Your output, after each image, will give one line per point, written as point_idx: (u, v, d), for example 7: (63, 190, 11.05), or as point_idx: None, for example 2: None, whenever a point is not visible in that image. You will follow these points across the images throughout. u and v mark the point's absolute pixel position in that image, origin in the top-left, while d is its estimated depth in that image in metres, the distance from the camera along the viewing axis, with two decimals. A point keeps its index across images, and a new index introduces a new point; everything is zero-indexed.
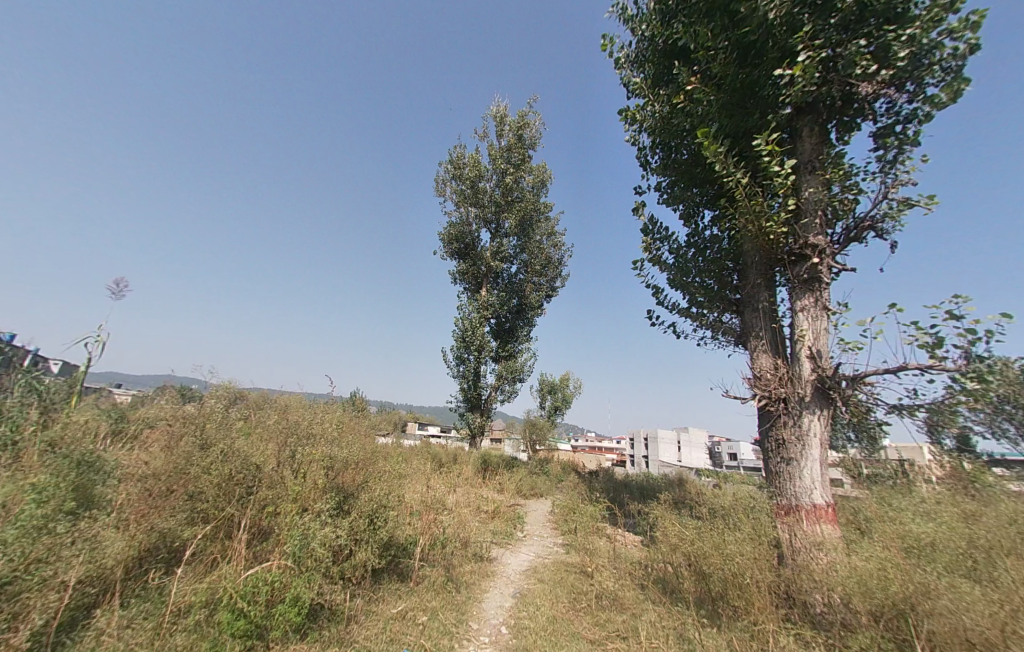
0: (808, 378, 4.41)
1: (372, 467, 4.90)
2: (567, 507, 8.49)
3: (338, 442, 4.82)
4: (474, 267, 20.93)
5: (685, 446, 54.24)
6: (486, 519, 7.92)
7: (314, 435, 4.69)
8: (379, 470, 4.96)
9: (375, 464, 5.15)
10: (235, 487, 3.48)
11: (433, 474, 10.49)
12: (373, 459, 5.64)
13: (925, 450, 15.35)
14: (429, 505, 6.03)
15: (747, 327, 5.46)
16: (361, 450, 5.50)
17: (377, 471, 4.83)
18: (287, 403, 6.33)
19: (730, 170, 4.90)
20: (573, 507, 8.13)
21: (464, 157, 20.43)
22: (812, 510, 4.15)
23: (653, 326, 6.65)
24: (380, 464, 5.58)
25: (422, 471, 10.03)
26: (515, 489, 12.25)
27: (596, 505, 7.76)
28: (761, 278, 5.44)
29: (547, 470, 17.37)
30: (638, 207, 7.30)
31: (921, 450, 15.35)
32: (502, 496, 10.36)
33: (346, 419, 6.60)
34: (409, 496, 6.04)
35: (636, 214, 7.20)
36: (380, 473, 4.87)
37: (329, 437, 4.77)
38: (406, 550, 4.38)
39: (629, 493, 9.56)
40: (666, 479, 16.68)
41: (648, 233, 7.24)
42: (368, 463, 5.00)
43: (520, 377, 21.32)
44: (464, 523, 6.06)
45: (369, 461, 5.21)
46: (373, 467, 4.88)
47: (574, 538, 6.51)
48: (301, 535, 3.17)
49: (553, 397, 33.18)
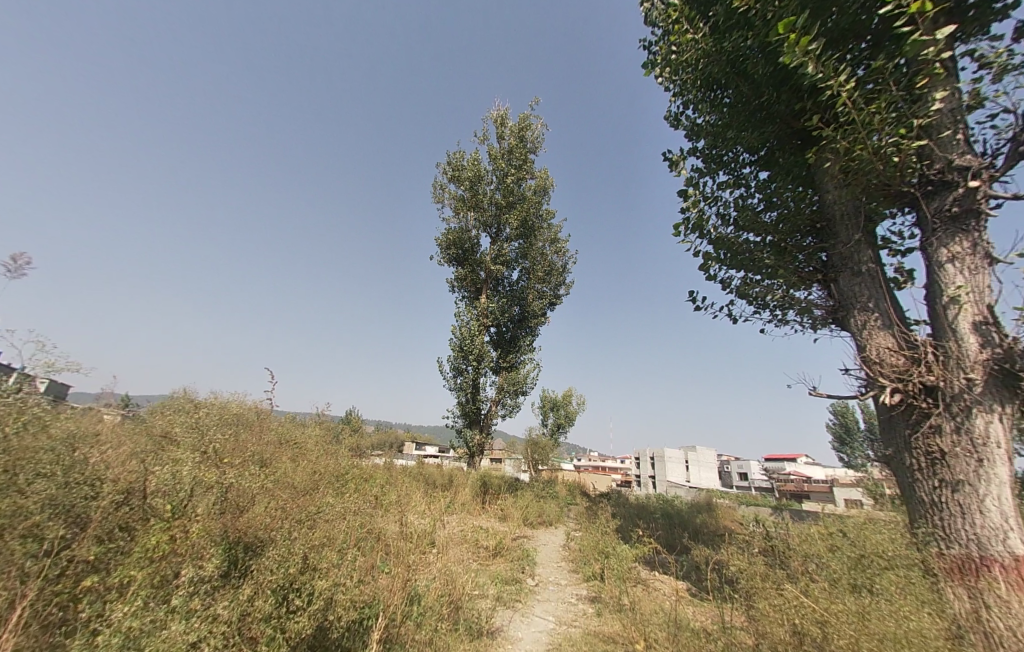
0: (977, 357, 2.91)
1: (317, 501, 3.33)
2: (587, 547, 6.75)
3: (267, 465, 3.27)
4: (473, 273, 19.62)
5: (693, 467, 51.92)
6: (486, 564, 6.17)
7: (228, 449, 3.13)
8: (328, 503, 3.38)
9: (324, 496, 3.55)
10: (25, 542, 1.97)
11: (423, 502, 8.78)
12: (327, 490, 4.02)
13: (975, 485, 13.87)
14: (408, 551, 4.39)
15: (843, 298, 4.02)
16: (306, 479, 3.89)
17: (323, 508, 3.24)
18: (224, 410, 4.79)
19: (829, 73, 3.52)
20: (596, 545, 6.44)
21: (463, 159, 19.41)
22: (1011, 567, 2.57)
23: (701, 311, 5.23)
24: (335, 497, 3.96)
25: (410, 498, 8.33)
26: (521, 517, 10.49)
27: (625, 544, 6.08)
28: (859, 232, 4.06)
29: (554, 493, 15.54)
30: (675, 164, 6.03)
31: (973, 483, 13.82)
32: (505, 529, 8.61)
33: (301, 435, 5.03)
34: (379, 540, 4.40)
35: (673, 171, 5.90)
36: (329, 511, 3.28)
37: (253, 456, 3.23)
38: (361, 638, 2.76)
39: (661, 528, 7.82)
40: (688, 504, 14.80)
41: (689, 195, 5.93)
42: (314, 495, 3.43)
43: (523, 391, 19.65)
44: (456, 575, 4.42)
45: (314, 493, 3.61)
46: (317, 501, 3.29)
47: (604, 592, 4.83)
48: (130, 637, 1.74)
49: (556, 415, 31.33)
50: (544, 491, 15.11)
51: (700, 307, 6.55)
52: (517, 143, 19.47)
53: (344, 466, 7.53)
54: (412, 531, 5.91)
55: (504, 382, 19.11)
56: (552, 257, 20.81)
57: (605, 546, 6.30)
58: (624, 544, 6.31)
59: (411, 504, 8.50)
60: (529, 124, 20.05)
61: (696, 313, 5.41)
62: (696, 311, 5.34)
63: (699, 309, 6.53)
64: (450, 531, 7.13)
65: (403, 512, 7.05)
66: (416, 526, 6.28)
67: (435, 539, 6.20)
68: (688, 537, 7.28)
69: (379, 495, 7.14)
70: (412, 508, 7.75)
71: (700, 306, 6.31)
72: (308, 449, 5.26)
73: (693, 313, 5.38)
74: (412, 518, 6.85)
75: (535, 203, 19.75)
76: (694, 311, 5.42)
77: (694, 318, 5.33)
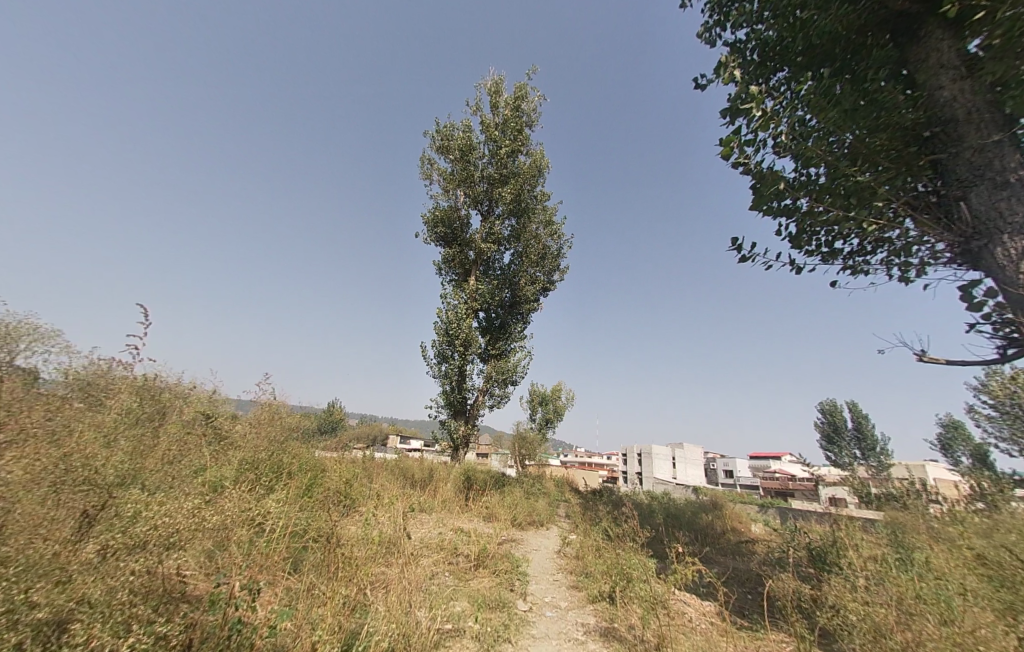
0: None
1: (111, 540, 2.26)
2: (591, 561, 5.58)
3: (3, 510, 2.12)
4: (462, 253, 18.21)
5: (681, 463, 51.81)
6: (468, 582, 4.92)
7: None
8: (136, 530, 2.37)
9: (143, 518, 2.44)
10: None
11: (394, 503, 7.49)
12: (181, 504, 2.81)
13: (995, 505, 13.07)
14: (338, 621, 2.97)
15: (976, 222, 2.86)
16: (114, 502, 2.64)
17: (116, 548, 2.22)
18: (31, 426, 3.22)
19: None
20: (604, 564, 5.26)
21: (453, 128, 17.92)
22: None
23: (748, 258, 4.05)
24: (192, 515, 2.75)
25: (378, 501, 7.01)
26: (509, 517, 9.29)
27: (640, 564, 4.95)
28: (1001, 131, 2.86)
29: (544, 490, 14.43)
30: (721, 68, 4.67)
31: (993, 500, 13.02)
32: (491, 531, 7.38)
33: (137, 466, 3.43)
34: (267, 586, 3.33)
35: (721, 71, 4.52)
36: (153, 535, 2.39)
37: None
38: None
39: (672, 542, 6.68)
40: (689, 503, 13.84)
41: (737, 110, 4.57)
42: (129, 524, 2.44)
43: (513, 381, 18.40)
44: (415, 629, 3.11)
45: (121, 522, 2.45)
46: (106, 540, 2.23)
47: (622, 637, 3.65)
48: None
49: (545, 409, 30.22)
50: (534, 487, 13.93)
51: (743, 254, 5.27)
52: (511, 114, 18.03)
53: (291, 464, 6.10)
54: (372, 546, 4.65)
55: (492, 370, 17.75)
56: (547, 240, 19.47)
57: (616, 565, 5.12)
58: (637, 560, 5.14)
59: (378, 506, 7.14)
60: (525, 94, 18.65)
61: (742, 259, 4.26)
62: (742, 255, 4.21)
63: (740, 257, 5.28)
64: (423, 542, 5.84)
65: (365, 517, 5.72)
66: (377, 535, 4.99)
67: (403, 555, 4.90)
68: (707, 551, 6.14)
69: (331, 503, 5.77)
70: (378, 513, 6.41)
71: (746, 254, 5.04)
72: (161, 467, 3.71)
73: (739, 260, 4.22)
74: (377, 525, 5.53)
75: (530, 180, 18.39)
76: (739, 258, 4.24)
77: (740, 263, 4.18)
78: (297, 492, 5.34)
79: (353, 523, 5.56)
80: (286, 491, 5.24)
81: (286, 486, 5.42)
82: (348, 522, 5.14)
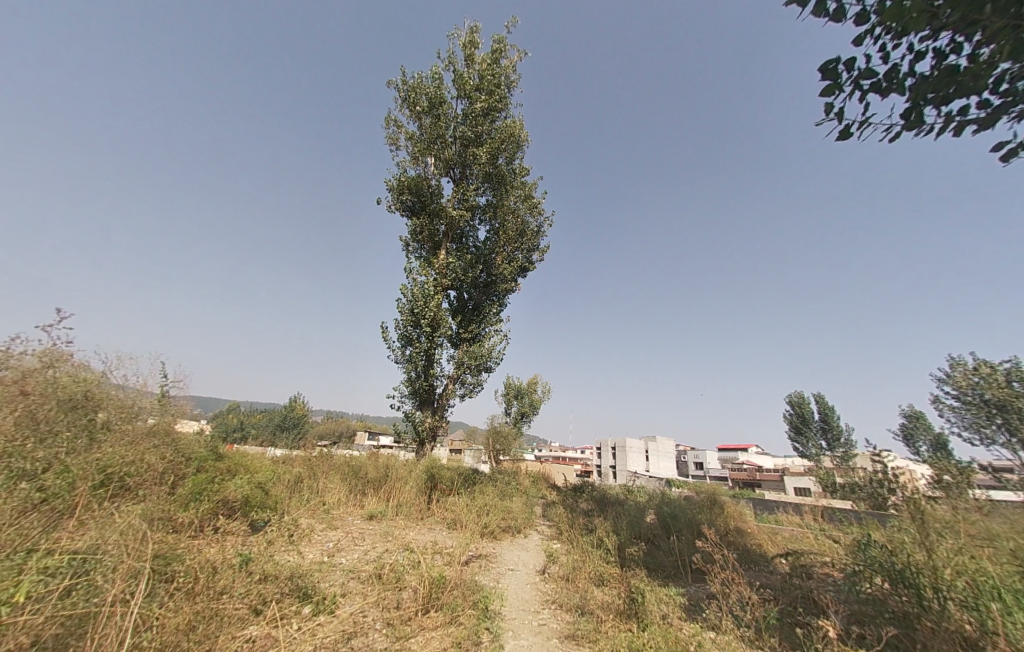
0: None
1: None
2: (606, 609, 3.85)
3: None
4: (431, 223, 16.12)
5: (653, 456, 52.18)
6: (408, 648, 3.10)
7: None
8: None
9: None
10: None
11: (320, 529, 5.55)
12: None
13: (983, 499, 12.65)
14: None
15: None
16: None
17: None
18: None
19: None
20: (638, 625, 3.44)
21: (422, 81, 15.83)
22: None
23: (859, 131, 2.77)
24: None
25: (292, 527, 5.05)
26: (479, 524, 7.56)
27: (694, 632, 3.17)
28: None
29: (519, 489, 12.79)
30: None
31: (977, 496, 12.74)
32: (453, 547, 5.62)
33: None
34: None
35: None
36: None
37: None
38: None
39: (691, 571, 5.12)
40: (679, 499, 12.61)
41: None
42: None
43: (486, 368, 16.63)
44: None
45: None
46: None
47: None
48: None
49: (521, 403, 28.69)
50: (509, 486, 12.24)
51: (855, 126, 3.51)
52: (488, 68, 16.10)
53: (106, 476, 4.25)
54: (199, 640, 2.57)
55: (463, 355, 15.85)
56: (526, 217, 17.66)
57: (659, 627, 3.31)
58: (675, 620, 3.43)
59: (292, 537, 5.11)
60: (505, 48, 16.84)
61: (845, 134, 2.90)
62: (844, 130, 2.91)
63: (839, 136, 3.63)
64: (346, 590, 3.89)
65: (259, 565, 3.60)
66: (239, 610, 2.97)
67: (280, 645, 2.78)
68: (772, 606, 4.36)
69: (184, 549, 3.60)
70: (283, 547, 4.41)
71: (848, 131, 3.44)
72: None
73: (843, 135, 2.85)
74: (262, 577, 3.50)
75: (508, 146, 16.56)
76: (840, 134, 2.90)
77: (843, 141, 2.89)
78: (125, 525, 3.46)
79: (226, 562, 3.53)
80: (93, 532, 3.24)
81: (96, 525, 3.39)
82: (206, 571, 3.24)
